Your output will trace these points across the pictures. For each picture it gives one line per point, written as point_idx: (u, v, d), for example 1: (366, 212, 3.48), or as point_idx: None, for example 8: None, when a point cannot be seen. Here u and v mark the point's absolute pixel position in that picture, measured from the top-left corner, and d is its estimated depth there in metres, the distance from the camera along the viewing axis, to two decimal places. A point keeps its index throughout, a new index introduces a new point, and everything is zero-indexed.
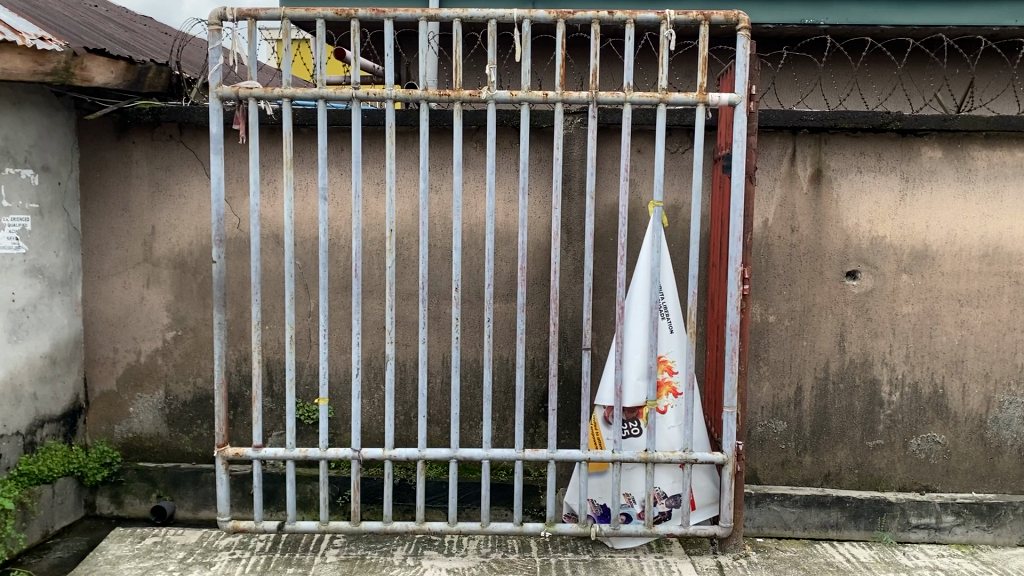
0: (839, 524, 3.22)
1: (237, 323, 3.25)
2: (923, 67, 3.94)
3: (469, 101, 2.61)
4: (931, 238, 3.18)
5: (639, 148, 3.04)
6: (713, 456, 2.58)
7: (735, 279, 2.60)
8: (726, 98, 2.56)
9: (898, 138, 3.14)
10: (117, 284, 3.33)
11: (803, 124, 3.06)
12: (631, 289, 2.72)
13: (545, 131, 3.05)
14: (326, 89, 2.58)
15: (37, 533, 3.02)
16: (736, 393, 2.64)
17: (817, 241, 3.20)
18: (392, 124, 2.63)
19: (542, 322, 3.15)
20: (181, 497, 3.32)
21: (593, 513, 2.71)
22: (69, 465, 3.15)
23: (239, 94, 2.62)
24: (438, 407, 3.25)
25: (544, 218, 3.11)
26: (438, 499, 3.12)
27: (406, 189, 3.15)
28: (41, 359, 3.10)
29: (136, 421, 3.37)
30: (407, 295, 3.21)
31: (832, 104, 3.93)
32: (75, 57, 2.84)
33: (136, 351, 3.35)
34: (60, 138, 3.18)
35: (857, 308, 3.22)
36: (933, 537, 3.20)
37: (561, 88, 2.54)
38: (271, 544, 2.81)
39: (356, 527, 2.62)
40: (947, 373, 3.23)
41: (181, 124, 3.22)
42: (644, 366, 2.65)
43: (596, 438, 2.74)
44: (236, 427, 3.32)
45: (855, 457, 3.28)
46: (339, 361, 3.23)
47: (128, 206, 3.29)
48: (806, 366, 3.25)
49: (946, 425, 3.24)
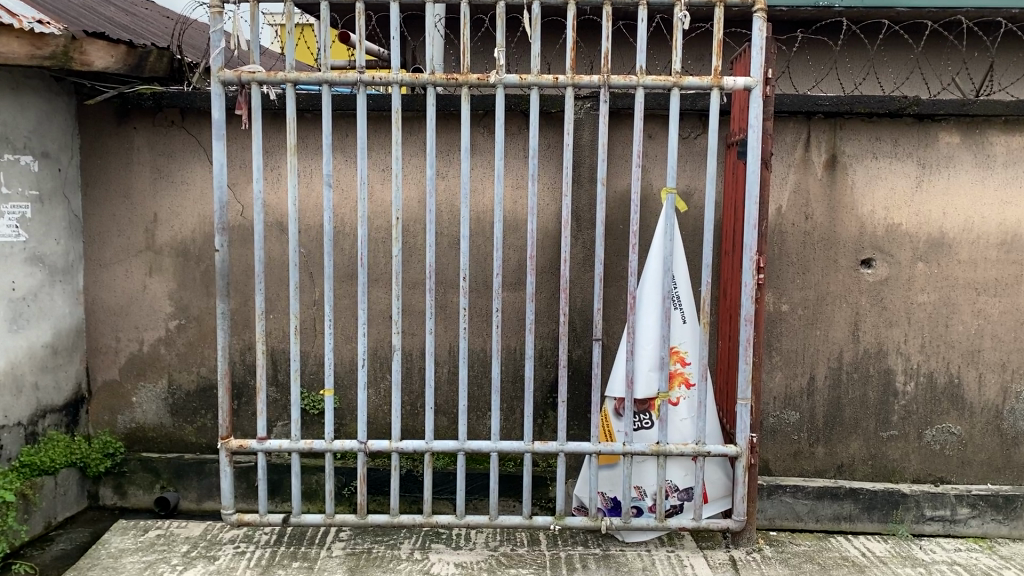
0: (852, 517, 3.16)
1: (240, 312, 3.20)
2: (942, 49, 3.85)
3: (477, 85, 2.52)
4: (947, 226, 3.11)
5: (650, 133, 2.97)
6: (726, 448, 2.52)
7: (750, 268, 2.53)
8: (741, 82, 2.48)
9: (915, 123, 3.06)
10: (118, 272, 3.28)
11: (818, 108, 2.99)
12: (642, 278, 2.65)
13: (554, 116, 3.00)
14: (330, 73, 2.50)
15: (40, 524, 2.97)
16: (750, 384, 2.57)
17: (832, 228, 3.13)
18: (397, 109, 2.52)
19: (550, 312, 3.10)
20: (185, 488, 3.28)
21: (604, 506, 2.66)
22: (71, 455, 3.12)
23: (241, 78, 2.55)
24: (444, 397, 3.21)
25: (553, 206, 3.06)
26: (446, 490, 3.10)
27: (412, 176, 3.09)
28: (41, 348, 3.06)
29: (140, 411, 3.33)
30: (412, 284, 3.16)
31: (847, 88, 3.88)
32: (74, 40, 2.77)
33: (139, 340, 3.30)
34: (60, 124, 3.12)
35: (872, 297, 3.15)
36: (948, 530, 3.15)
37: (572, 71, 2.46)
38: (276, 537, 2.76)
39: (362, 520, 2.57)
40: (963, 364, 3.17)
41: (183, 109, 3.16)
42: (656, 357, 2.59)
43: (606, 431, 2.66)
44: (240, 417, 3.28)
45: (869, 449, 3.23)
46: (345, 351, 3.19)
47: (130, 194, 3.24)
48: (819, 356, 3.19)
49: (961, 415, 3.19)
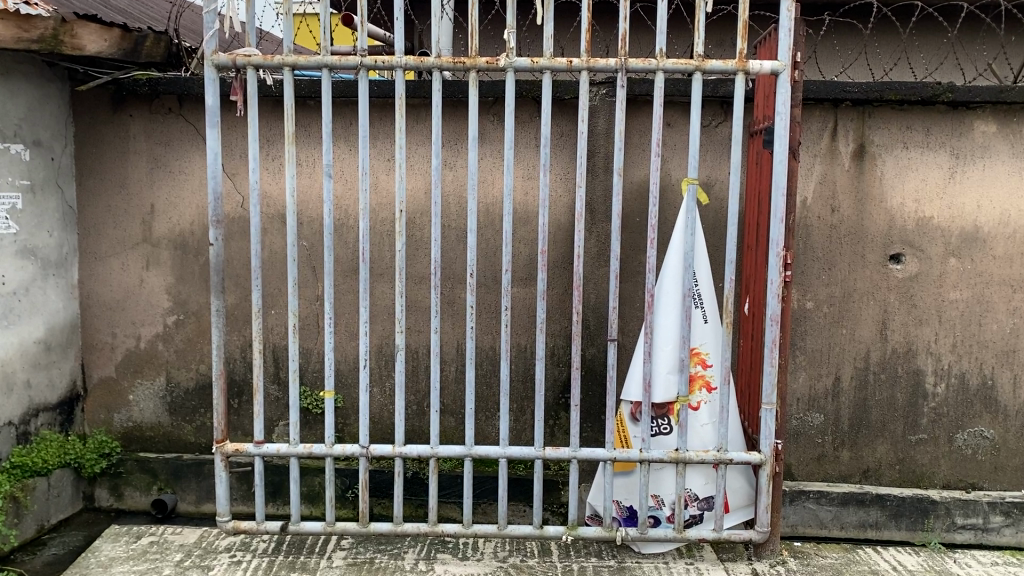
0: (878, 524, 3.02)
1: (239, 308, 3.08)
2: (977, 32, 3.67)
3: (486, 70, 2.33)
4: (982, 219, 2.94)
5: (670, 121, 2.83)
6: (750, 456, 2.36)
7: (776, 264, 2.35)
8: (769, 65, 2.27)
9: (948, 111, 2.89)
10: (114, 265, 3.16)
11: (846, 96, 2.81)
12: (662, 275, 2.50)
13: (568, 103, 2.85)
14: (330, 56, 2.32)
15: (32, 527, 2.87)
16: (775, 388, 2.40)
17: (859, 222, 2.96)
18: (402, 95, 2.32)
19: (563, 309, 2.97)
20: (183, 490, 3.17)
21: (620, 515, 2.52)
22: (65, 456, 3.02)
23: (236, 62, 2.38)
24: (452, 396, 3.08)
25: (566, 197, 2.91)
26: (453, 493, 2.98)
27: (418, 165, 2.95)
28: (34, 345, 2.94)
29: (137, 410, 3.22)
30: (418, 279, 3.02)
31: (877, 75, 3.71)
32: (64, 23, 2.62)
33: (136, 336, 3.19)
34: (53, 111, 3.00)
35: (901, 294, 2.99)
36: (980, 539, 3.00)
37: (588, 54, 2.27)
38: (275, 545, 2.65)
39: (364, 529, 2.43)
40: (996, 364, 3.00)
41: (180, 96, 3.03)
42: (676, 359, 2.43)
43: (622, 436, 2.52)
44: (239, 417, 3.16)
45: (896, 453, 3.07)
46: (348, 348, 3.07)
47: (126, 183, 3.11)
48: (845, 356, 3.03)
49: (995, 418, 3.03)
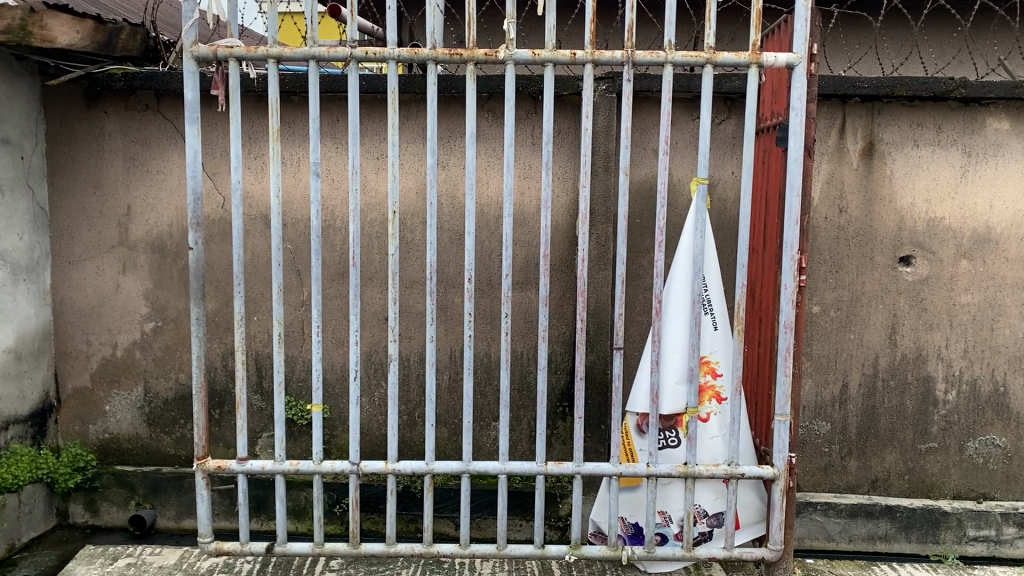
0: (888, 536, 2.92)
1: (221, 314, 2.95)
2: (987, 27, 3.59)
3: (485, 62, 2.16)
4: (995, 221, 2.84)
5: (672, 118, 2.73)
6: (763, 470, 2.23)
7: (790, 268, 2.22)
8: (783, 58, 2.13)
9: (960, 108, 2.78)
10: (89, 269, 3.00)
11: (856, 91, 2.70)
12: (669, 280, 2.37)
13: (567, 99, 2.72)
14: (318, 48, 2.15)
15: (2, 546, 2.71)
16: (788, 399, 2.27)
17: (868, 223, 2.86)
18: (395, 88, 2.14)
19: (562, 314, 2.85)
20: (163, 505, 3.02)
21: (625, 533, 2.42)
22: (37, 471, 2.84)
23: (217, 54, 2.20)
24: (446, 406, 2.95)
25: (566, 197, 2.79)
26: (447, 508, 2.87)
27: (410, 164, 2.83)
28: (3, 354, 2.76)
29: (113, 421, 3.06)
30: (410, 283, 2.90)
31: (886, 70, 3.62)
32: (33, 13, 2.47)
33: (112, 344, 3.03)
34: (21, 107, 2.82)
35: (911, 297, 2.89)
36: (992, 550, 2.90)
37: (592, 46, 2.10)
38: (259, 566, 2.51)
39: (354, 550, 2.25)
40: (1009, 370, 2.91)
41: (158, 91, 2.87)
42: (684, 368, 2.31)
43: (628, 449, 2.39)
44: (220, 428, 3.01)
45: (905, 462, 2.97)
46: (336, 356, 2.93)
47: (100, 183, 2.95)
48: (853, 363, 2.93)
49: (1007, 427, 2.93)
